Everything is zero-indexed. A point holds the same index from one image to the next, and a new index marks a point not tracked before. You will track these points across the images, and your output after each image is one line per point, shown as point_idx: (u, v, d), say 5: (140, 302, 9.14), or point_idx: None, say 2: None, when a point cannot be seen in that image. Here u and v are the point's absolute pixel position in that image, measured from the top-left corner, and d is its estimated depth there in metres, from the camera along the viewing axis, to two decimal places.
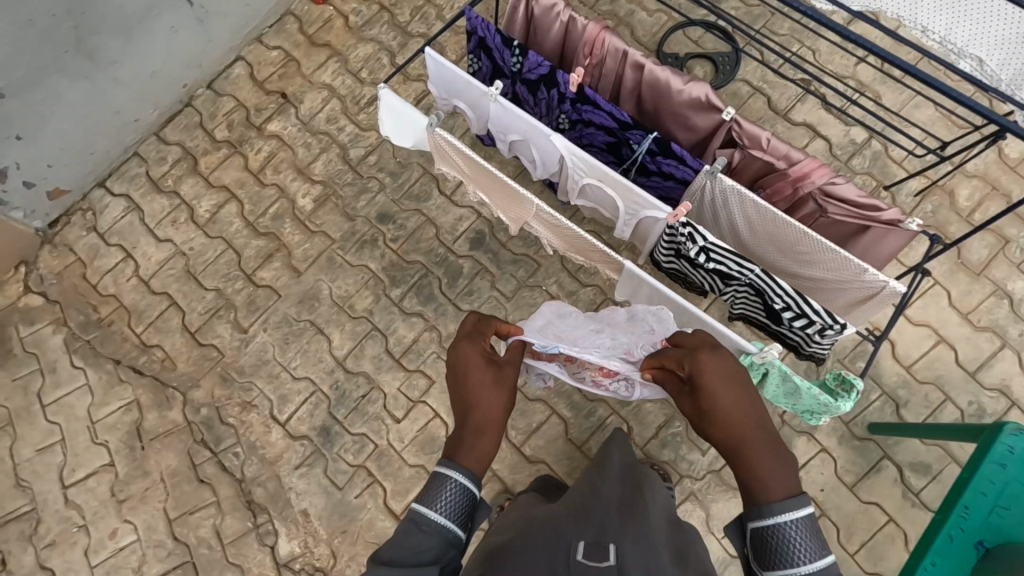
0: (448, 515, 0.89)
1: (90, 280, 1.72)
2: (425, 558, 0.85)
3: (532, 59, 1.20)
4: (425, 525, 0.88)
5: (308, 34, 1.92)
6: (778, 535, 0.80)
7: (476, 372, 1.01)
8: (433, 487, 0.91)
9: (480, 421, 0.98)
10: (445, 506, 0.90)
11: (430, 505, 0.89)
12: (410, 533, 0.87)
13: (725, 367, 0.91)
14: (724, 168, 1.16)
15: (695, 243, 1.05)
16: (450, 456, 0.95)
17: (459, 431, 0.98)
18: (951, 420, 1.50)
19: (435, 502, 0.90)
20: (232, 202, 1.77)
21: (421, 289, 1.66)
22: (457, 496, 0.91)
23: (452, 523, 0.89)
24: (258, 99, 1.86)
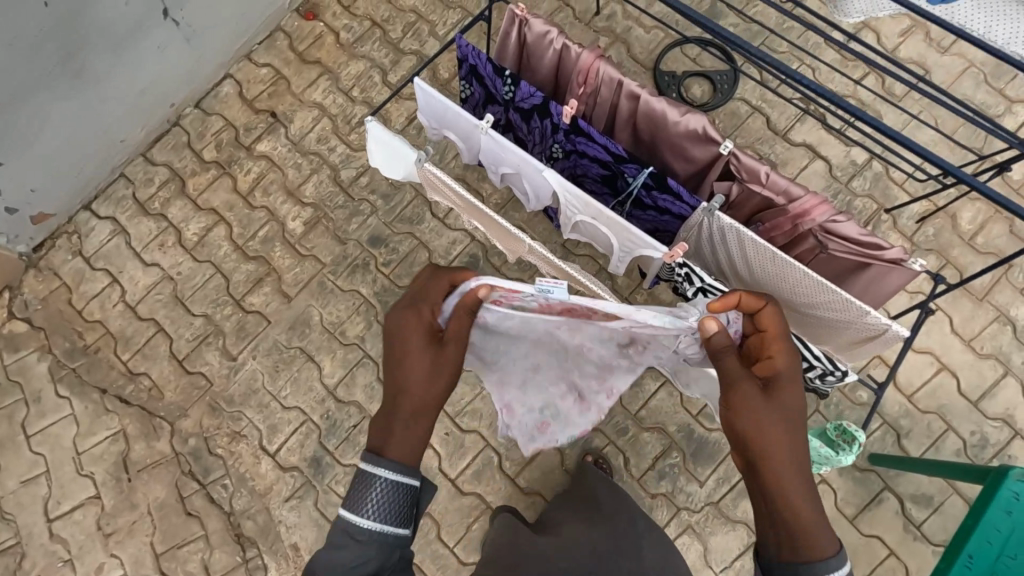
0: (383, 513, 0.85)
1: (75, 305, 1.68)
2: (366, 566, 0.84)
3: (524, 89, 1.17)
4: (359, 535, 0.84)
5: (298, 51, 1.88)
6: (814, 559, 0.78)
7: (415, 353, 0.93)
8: (365, 487, 0.86)
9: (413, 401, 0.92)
10: (377, 510, 0.85)
11: (361, 508, 0.85)
12: (346, 539, 0.84)
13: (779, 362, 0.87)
14: (722, 202, 1.13)
15: (693, 283, 1.04)
16: (376, 452, 0.89)
17: (388, 414, 0.92)
18: (953, 450, 1.47)
19: (366, 503, 0.85)
20: (221, 225, 1.73)
21: None
22: (392, 493, 0.86)
23: (389, 523, 0.85)
24: (247, 118, 1.82)
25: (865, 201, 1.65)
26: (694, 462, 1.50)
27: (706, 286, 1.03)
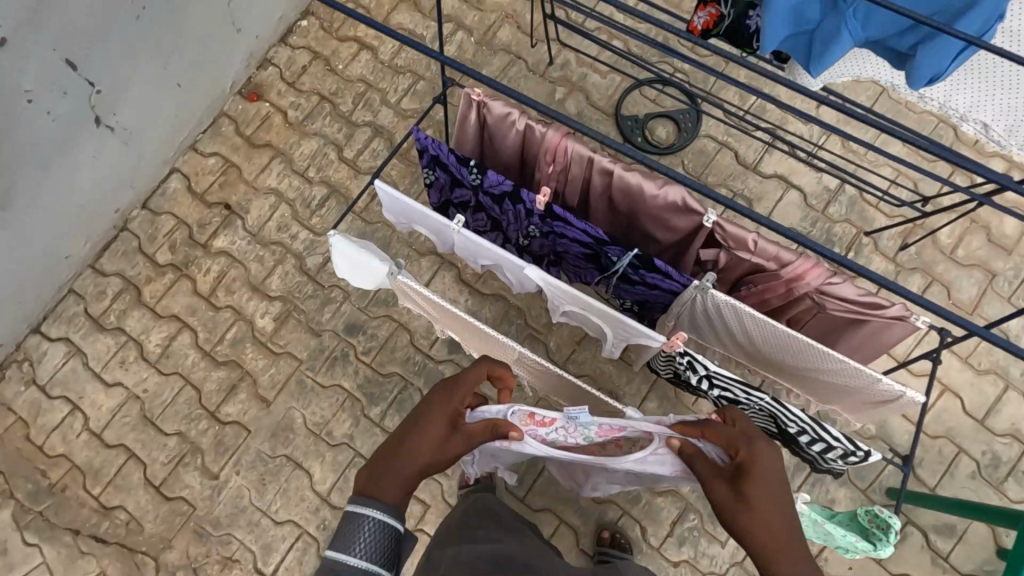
0: (369, 555, 0.78)
1: (34, 441, 1.56)
2: None
3: (492, 177, 1.11)
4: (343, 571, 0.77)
5: (246, 135, 1.80)
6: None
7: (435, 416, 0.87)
8: (352, 532, 0.80)
9: (413, 466, 0.84)
10: (365, 546, 0.79)
11: (347, 549, 0.78)
12: None
13: (773, 447, 0.82)
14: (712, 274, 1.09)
15: (697, 370, 0.98)
16: (363, 491, 0.84)
17: (383, 458, 0.86)
18: (967, 474, 1.45)
19: (353, 546, 0.79)
20: (185, 331, 1.63)
21: (403, 404, 1.55)
22: (381, 537, 0.80)
23: (375, 564, 0.78)
24: (199, 214, 1.73)
25: (845, 227, 1.63)
26: (713, 522, 1.44)
27: (711, 373, 0.98)
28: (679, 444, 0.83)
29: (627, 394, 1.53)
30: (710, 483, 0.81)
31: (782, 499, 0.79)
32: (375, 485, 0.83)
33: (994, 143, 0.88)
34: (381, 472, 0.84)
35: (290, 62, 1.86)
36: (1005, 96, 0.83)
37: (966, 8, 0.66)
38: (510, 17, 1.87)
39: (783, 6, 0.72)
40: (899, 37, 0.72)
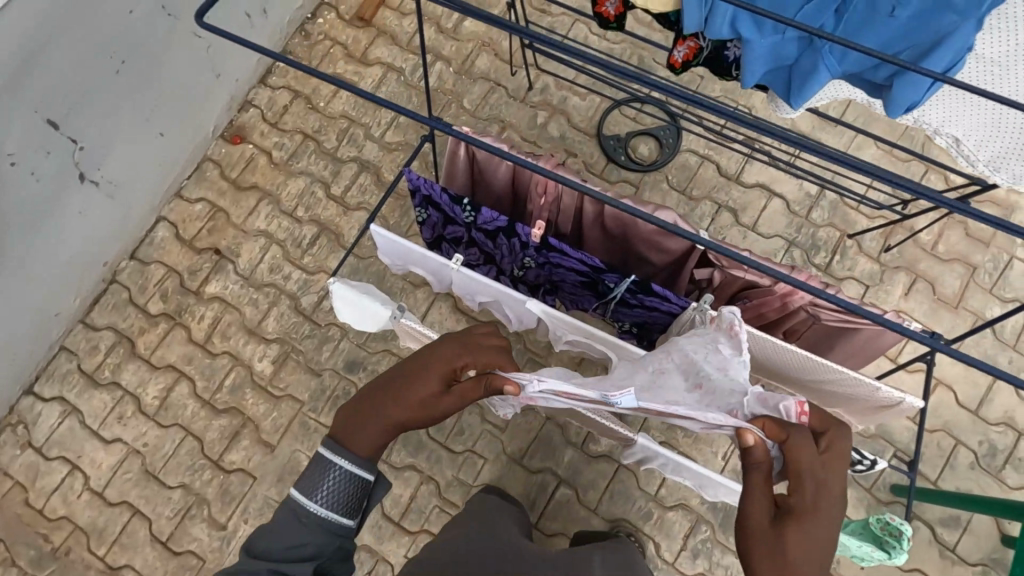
0: (330, 504, 0.82)
1: (34, 505, 1.53)
2: (305, 551, 0.81)
3: (485, 214, 1.12)
4: (304, 516, 0.81)
5: (231, 178, 1.79)
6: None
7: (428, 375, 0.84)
8: (321, 475, 0.83)
9: (397, 415, 0.85)
10: (328, 495, 0.82)
11: (309, 495, 0.82)
12: (289, 522, 0.81)
13: (838, 503, 0.75)
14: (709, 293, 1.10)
15: None
16: (341, 436, 0.85)
17: (367, 405, 0.86)
18: (966, 464, 1.49)
19: (316, 493, 0.82)
20: (182, 381, 1.62)
21: (408, 438, 1.54)
22: (346, 487, 0.83)
23: (335, 513, 0.82)
24: (189, 261, 1.72)
25: (828, 231, 1.67)
26: (725, 532, 1.46)
27: None
28: (753, 444, 0.74)
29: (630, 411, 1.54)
30: (753, 492, 0.74)
31: (819, 557, 0.72)
32: (353, 430, 0.85)
33: (961, 160, 0.87)
34: (362, 417, 0.85)
35: (270, 102, 1.87)
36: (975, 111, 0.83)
37: (938, 42, 0.67)
38: (487, 45, 1.89)
39: (762, 44, 0.75)
40: (874, 71, 0.74)
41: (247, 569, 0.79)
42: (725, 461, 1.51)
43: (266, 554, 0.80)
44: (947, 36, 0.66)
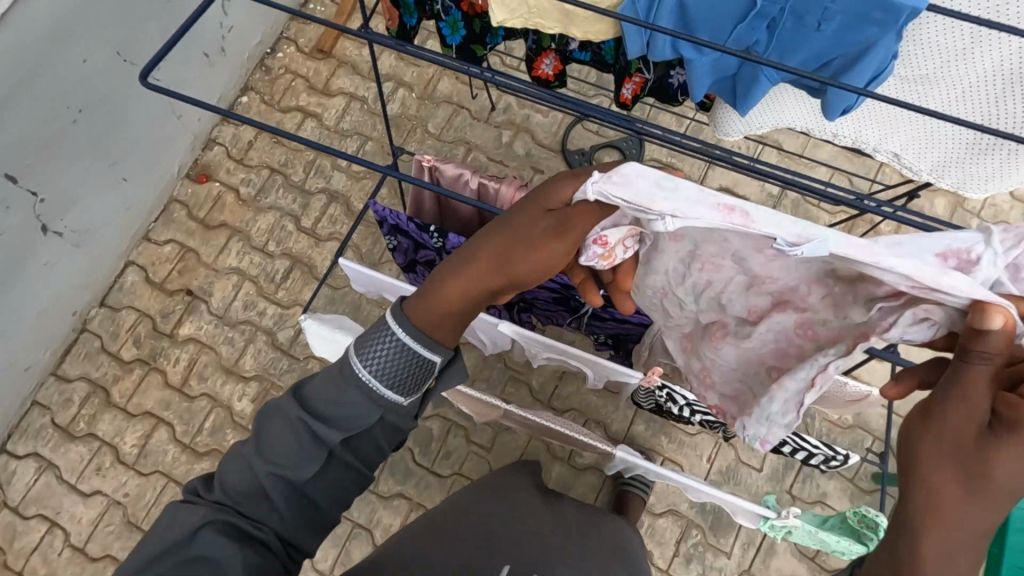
0: (384, 367, 0.69)
1: (13, 567, 1.49)
2: (346, 407, 0.69)
3: (453, 240, 1.13)
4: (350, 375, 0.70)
5: (200, 218, 1.79)
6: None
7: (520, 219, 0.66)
8: (375, 336, 0.70)
9: (476, 278, 0.70)
10: (377, 363, 0.69)
11: (358, 358, 0.69)
12: (333, 385, 0.70)
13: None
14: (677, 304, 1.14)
15: (677, 400, 1.02)
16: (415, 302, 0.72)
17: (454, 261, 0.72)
18: None
19: (368, 354, 0.69)
20: (161, 427, 1.59)
21: (395, 466, 1.54)
22: (401, 356, 0.69)
23: (380, 383, 0.69)
24: (161, 304, 1.70)
25: None
26: (716, 534, 1.47)
27: (691, 402, 1.02)
28: (999, 326, 0.48)
29: (614, 421, 1.56)
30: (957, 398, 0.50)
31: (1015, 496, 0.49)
32: (421, 305, 0.71)
33: (905, 171, 0.91)
34: (432, 293, 0.71)
35: (235, 138, 1.86)
36: (905, 129, 0.87)
37: (864, 50, 0.68)
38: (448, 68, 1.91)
39: (704, 61, 0.77)
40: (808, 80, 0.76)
41: (286, 411, 0.69)
42: (711, 463, 1.53)
43: (309, 402, 0.70)
44: (873, 45, 0.67)
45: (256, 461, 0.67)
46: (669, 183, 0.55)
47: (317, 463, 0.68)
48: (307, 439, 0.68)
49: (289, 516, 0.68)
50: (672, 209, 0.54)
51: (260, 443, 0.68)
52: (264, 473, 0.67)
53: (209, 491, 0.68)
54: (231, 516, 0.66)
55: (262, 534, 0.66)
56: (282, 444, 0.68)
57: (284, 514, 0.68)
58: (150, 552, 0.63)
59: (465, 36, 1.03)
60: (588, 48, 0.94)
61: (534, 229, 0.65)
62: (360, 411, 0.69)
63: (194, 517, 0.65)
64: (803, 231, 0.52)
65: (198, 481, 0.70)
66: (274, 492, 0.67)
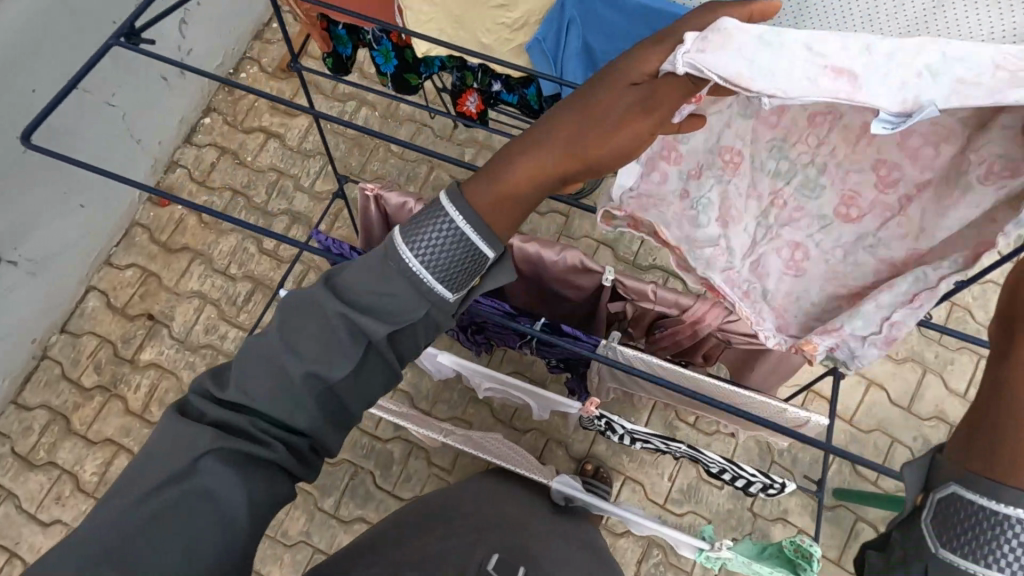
0: (435, 258, 0.61)
1: None
2: (384, 299, 0.62)
3: None
4: (396, 262, 0.62)
5: (162, 241, 1.78)
6: (994, 529, 0.46)
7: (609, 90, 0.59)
8: (428, 220, 0.62)
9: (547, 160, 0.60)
10: (428, 251, 0.61)
11: (407, 242, 0.61)
12: (377, 275, 0.62)
13: None
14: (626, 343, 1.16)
15: (616, 430, 1.01)
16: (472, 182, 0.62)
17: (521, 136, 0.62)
18: (904, 461, 1.52)
19: (418, 238, 0.61)
20: (121, 453, 1.58)
21: (356, 489, 1.53)
22: (455, 247, 0.61)
23: (430, 275, 0.62)
24: (122, 329, 1.69)
25: None
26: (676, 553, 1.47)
27: (630, 429, 1.00)
28: None
29: (575, 441, 1.56)
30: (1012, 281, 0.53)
31: None
32: (480, 186, 0.62)
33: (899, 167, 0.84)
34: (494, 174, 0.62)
35: (197, 160, 1.86)
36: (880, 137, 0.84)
37: None
38: None
39: None
40: None
41: (321, 299, 0.63)
42: (672, 481, 1.52)
43: (348, 292, 0.63)
44: None
45: (283, 360, 0.62)
46: (766, 46, 0.54)
47: (349, 365, 0.63)
48: (340, 338, 0.62)
49: (315, 420, 0.65)
50: (770, 86, 0.54)
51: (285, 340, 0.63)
52: (290, 375, 0.62)
53: (225, 395, 0.64)
54: (245, 430, 0.63)
55: (271, 454, 0.63)
56: (312, 344, 0.63)
57: (308, 419, 0.64)
58: (146, 485, 0.61)
59: (398, 65, 1.12)
60: (515, 91, 0.97)
61: (618, 102, 0.58)
62: (403, 306, 0.63)
63: (194, 441, 0.61)
64: (908, 96, 0.53)
65: (208, 385, 0.66)
66: (297, 399, 0.63)
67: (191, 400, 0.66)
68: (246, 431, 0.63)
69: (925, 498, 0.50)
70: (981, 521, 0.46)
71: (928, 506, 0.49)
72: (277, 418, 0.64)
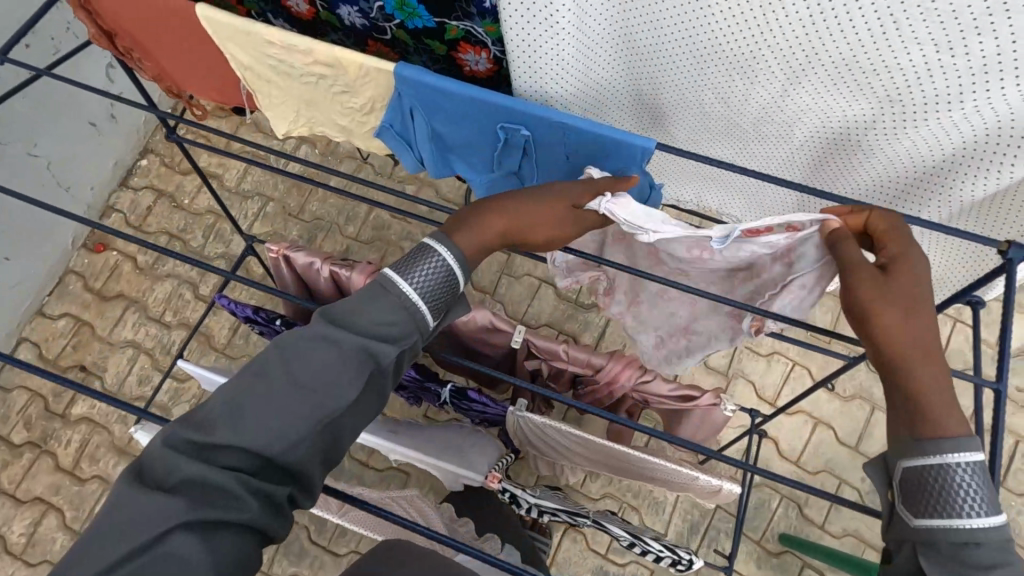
0: (426, 296, 0.57)
1: None
2: (380, 331, 0.56)
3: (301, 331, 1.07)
4: (392, 290, 0.57)
5: (95, 289, 1.74)
6: (944, 477, 0.50)
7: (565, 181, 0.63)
8: (415, 261, 0.58)
9: (511, 223, 0.63)
10: (423, 284, 0.57)
11: (403, 272, 0.57)
12: (361, 311, 0.56)
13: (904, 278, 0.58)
14: (529, 430, 1.08)
15: (521, 503, 0.95)
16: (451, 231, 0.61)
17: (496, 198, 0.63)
18: (853, 503, 1.48)
19: (410, 271, 0.58)
20: (50, 513, 1.54)
21: (290, 546, 1.49)
22: (441, 284, 0.58)
23: (425, 305, 0.58)
24: (54, 382, 1.66)
25: None
26: None
27: (538, 500, 0.95)
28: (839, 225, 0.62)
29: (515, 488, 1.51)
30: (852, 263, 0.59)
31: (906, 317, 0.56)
32: (462, 229, 0.61)
33: (876, 170, 0.76)
34: (472, 222, 0.62)
35: (133, 204, 1.82)
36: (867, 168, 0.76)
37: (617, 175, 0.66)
38: None
39: (479, 183, 0.75)
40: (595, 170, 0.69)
41: (314, 331, 0.55)
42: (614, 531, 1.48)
43: (343, 327, 0.55)
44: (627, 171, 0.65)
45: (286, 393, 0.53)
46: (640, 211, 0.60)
47: (355, 393, 0.55)
48: (345, 365, 0.54)
49: (309, 461, 0.55)
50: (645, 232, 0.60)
51: (284, 371, 0.54)
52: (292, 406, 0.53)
53: (211, 438, 0.52)
54: (228, 487, 0.51)
55: (244, 516, 0.52)
56: (315, 374, 0.54)
57: (302, 462, 0.54)
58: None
59: None
60: None
61: (559, 217, 0.63)
62: (402, 335, 0.57)
63: (168, 510, 0.50)
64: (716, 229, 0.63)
65: (181, 432, 0.52)
66: (298, 439, 0.53)
67: (159, 450, 0.52)
68: (228, 490, 0.51)
69: (895, 492, 0.53)
70: (939, 481, 0.50)
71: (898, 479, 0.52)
72: (266, 464, 0.53)
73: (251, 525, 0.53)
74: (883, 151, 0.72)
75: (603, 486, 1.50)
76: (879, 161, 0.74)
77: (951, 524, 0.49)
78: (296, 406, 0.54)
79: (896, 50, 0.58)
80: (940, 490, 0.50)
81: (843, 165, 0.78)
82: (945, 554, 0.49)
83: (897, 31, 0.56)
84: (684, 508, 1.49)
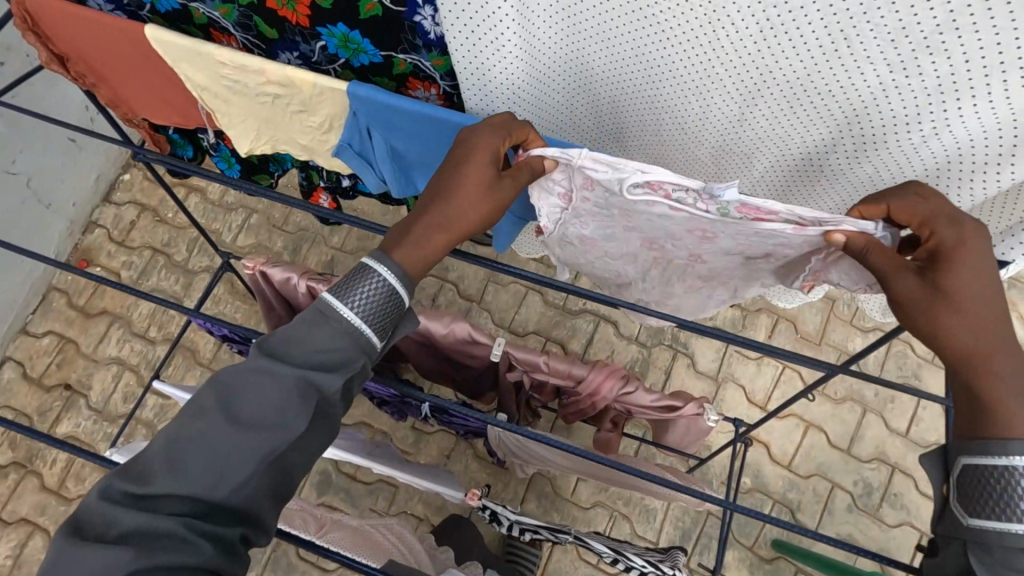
0: (368, 319, 0.55)
1: None
2: (322, 357, 0.54)
3: None
4: (333, 316, 0.54)
5: (79, 306, 1.73)
6: (1007, 480, 0.46)
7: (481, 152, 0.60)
8: (355, 280, 0.56)
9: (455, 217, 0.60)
10: (364, 302, 0.55)
11: (342, 296, 0.55)
12: (303, 337, 0.54)
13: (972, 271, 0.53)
14: (512, 441, 1.06)
15: (503, 521, 0.92)
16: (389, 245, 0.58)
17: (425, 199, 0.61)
18: (845, 507, 1.47)
19: (349, 294, 0.55)
20: (37, 533, 1.53)
21: (278, 562, 1.48)
22: (386, 301, 0.56)
23: (369, 326, 0.55)
24: (39, 401, 1.65)
25: None
26: None
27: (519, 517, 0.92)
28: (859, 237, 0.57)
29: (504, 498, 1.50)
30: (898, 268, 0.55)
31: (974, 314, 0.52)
32: (400, 240, 0.58)
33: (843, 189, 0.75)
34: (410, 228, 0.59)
35: (116, 219, 1.81)
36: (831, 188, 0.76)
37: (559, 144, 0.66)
38: None
39: None
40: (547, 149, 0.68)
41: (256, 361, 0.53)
42: None
43: (283, 358, 0.53)
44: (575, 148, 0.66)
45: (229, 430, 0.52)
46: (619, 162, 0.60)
47: (305, 428, 0.54)
48: (287, 396, 0.53)
49: (258, 499, 0.53)
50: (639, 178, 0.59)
51: (226, 407, 0.53)
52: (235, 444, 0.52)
53: (151, 485, 0.50)
54: (174, 532, 0.49)
55: (192, 561, 0.50)
56: (257, 407, 0.53)
57: (252, 501, 0.53)
58: None
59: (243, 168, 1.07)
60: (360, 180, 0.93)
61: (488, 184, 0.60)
62: (347, 359, 0.55)
63: (110, 563, 0.47)
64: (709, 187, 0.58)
65: (118, 483, 0.50)
66: (243, 477, 0.52)
67: (95, 504, 0.50)
68: (173, 535, 0.49)
69: (950, 486, 0.50)
70: (1000, 481, 0.47)
71: (959, 473, 0.49)
72: (216, 507, 0.52)
73: (205, 570, 0.51)
74: (849, 172, 0.72)
75: (594, 494, 1.48)
76: (841, 181, 0.74)
77: (1008, 526, 0.46)
78: (239, 444, 0.52)
79: (848, 67, 0.59)
80: (1006, 491, 0.46)
81: (807, 185, 0.77)
82: (996, 557, 0.47)
83: (848, 47, 0.57)
84: (675, 515, 1.47)
